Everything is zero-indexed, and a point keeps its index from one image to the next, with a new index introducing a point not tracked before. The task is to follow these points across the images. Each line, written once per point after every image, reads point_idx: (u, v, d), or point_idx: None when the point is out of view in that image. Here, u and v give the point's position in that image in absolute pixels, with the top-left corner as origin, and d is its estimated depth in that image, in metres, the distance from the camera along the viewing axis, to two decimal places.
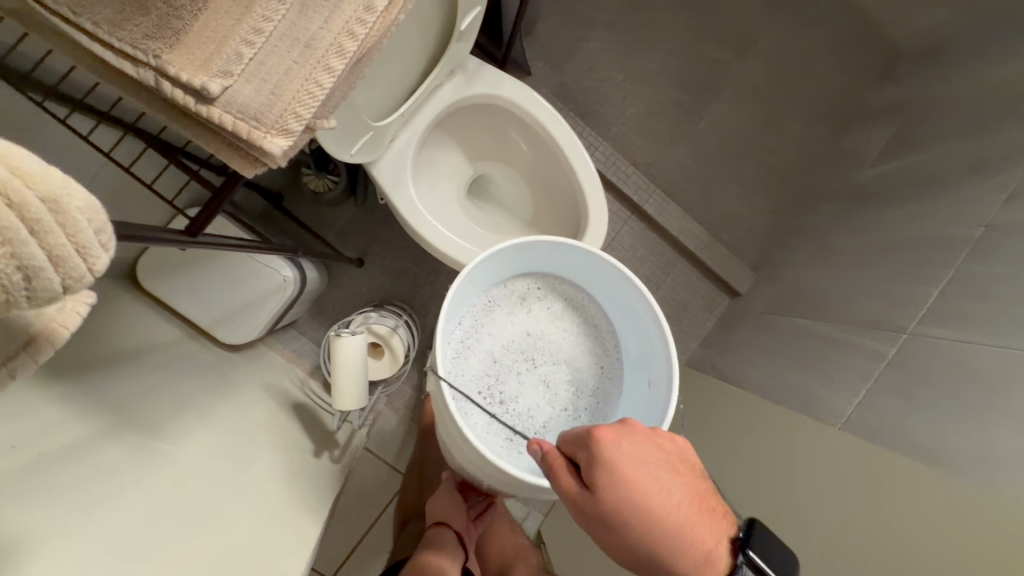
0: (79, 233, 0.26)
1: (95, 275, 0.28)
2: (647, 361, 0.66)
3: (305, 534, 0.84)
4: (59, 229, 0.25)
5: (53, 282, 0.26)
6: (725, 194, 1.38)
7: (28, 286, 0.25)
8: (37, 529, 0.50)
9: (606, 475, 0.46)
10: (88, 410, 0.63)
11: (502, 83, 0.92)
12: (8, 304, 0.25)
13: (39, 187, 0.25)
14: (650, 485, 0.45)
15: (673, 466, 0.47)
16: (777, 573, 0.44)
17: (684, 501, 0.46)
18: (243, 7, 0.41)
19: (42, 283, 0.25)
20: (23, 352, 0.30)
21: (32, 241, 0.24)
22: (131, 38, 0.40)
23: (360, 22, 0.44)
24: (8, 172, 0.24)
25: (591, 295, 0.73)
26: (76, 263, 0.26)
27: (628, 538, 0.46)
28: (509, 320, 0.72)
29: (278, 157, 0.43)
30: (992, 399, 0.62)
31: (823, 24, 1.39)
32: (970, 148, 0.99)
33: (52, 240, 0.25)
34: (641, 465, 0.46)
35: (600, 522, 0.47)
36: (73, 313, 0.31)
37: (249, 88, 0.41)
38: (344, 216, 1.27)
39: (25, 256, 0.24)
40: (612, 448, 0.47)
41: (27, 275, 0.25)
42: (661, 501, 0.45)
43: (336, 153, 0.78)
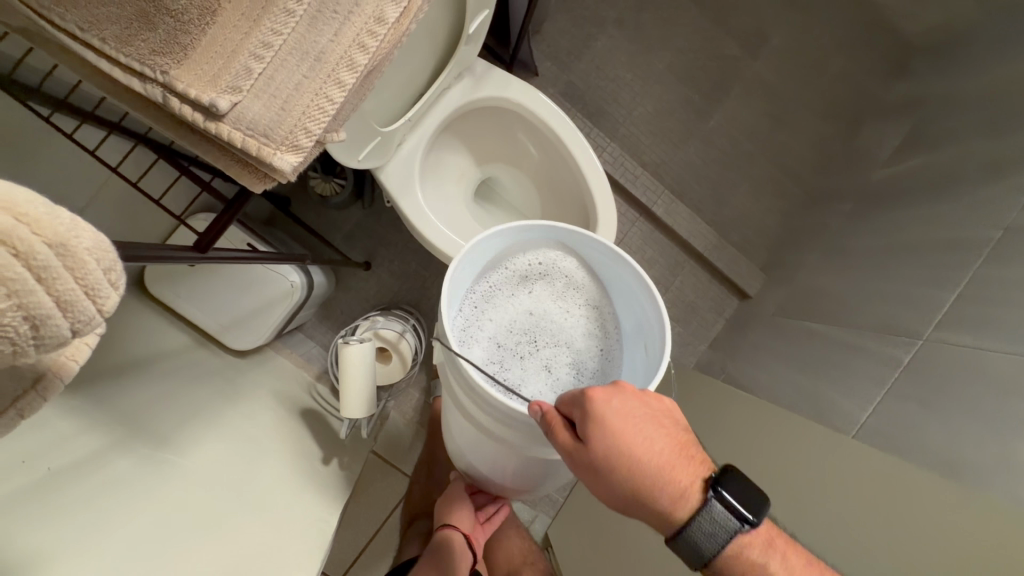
0: (87, 275, 0.25)
1: (106, 315, 0.27)
2: (655, 330, 0.57)
3: (314, 542, 0.84)
4: (67, 272, 0.24)
5: (62, 327, 0.25)
6: (734, 195, 1.37)
7: (35, 334, 0.24)
8: (48, 546, 0.50)
9: (595, 425, 0.46)
10: (98, 421, 0.63)
11: (510, 85, 0.91)
12: (15, 353, 0.24)
13: (46, 234, 0.23)
14: (636, 434, 0.46)
15: (658, 415, 0.48)
16: (745, 507, 0.46)
17: (665, 447, 0.47)
18: (252, 20, 0.40)
19: (49, 330, 0.24)
20: (32, 390, 0.29)
21: (38, 289, 0.23)
22: (139, 54, 0.39)
23: (371, 34, 0.44)
24: (12, 219, 0.22)
25: (595, 271, 0.64)
26: (85, 305, 0.25)
27: (612, 484, 0.46)
28: (508, 299, 0.63)
29: (288, 173, 0.43)
30: (1012, 408, 0.60)
31: (836, 20, 1.36)
32: (987, 148, 0.96)
33: (60, 286, 0.24)
34: (630, 417, 0.46)
35: (587, 470, 0.47)
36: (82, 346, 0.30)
37: (259, 104, 0.41)
38: (351, 219, 1.26)
39: (32, 305, 0.23)
40: (603, 401, 0.46)
41: (34, 324, 0.23)
42: (644, 449, 0.46)
43: (344, 160, 0.77)
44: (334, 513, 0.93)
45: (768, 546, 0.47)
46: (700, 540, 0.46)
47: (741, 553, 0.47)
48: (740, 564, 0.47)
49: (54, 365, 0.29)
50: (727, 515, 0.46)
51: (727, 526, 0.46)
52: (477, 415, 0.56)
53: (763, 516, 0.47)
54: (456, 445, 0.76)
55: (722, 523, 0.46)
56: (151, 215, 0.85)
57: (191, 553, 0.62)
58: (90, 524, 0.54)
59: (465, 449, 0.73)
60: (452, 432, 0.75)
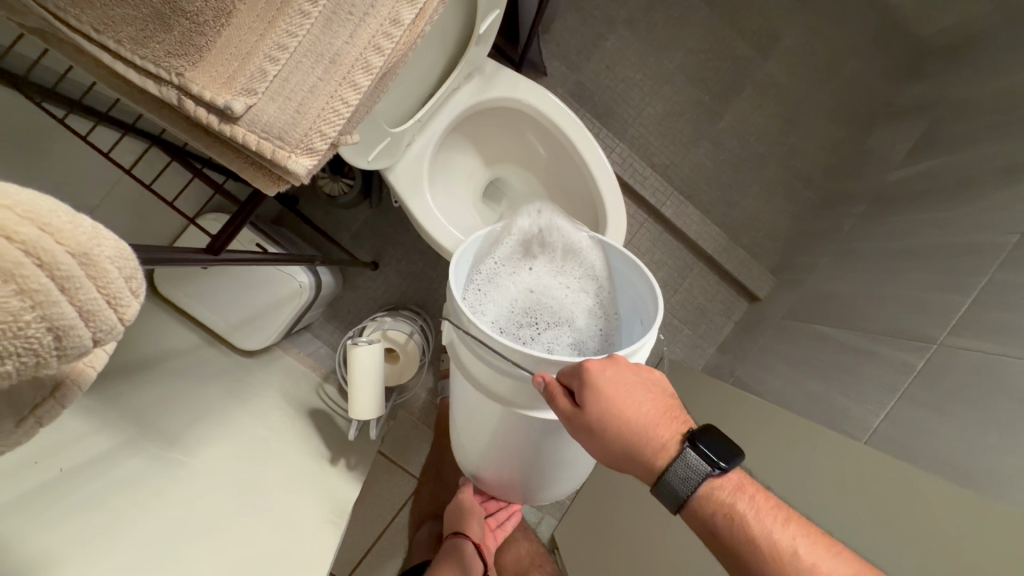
0: (109, 284, 0.24)
1: (125, 323, 0.26)
2: (649, 303, 0.57)
3: (323, 542, 0.84)
4: (90, 282, 0.24)
5: (84, 337, 0.24)
6: (745, 197, 1.36)
7: (58, 344, 0.23)
8: (64, 549, 0.50)
9: (586, 387, 0.45)
10: (109, 421, 0.63)
11: (518, 86, 0.90)
12: (38, 364, 0.23)
13: (69, 244, 0.23)
14: (623, 393, 0.45)
15: (644, 378, 0.48)
16: (709, 450, 0.43)
17: (650, 406, 0.46)
18: (268, 21, 0.40)
19: (72, 341, 0.24)
20: (51, 399, 0.28)
21: (63, 300, 0.22)
22: (154, 56, 0.39)
23: (386, 36, 0.43)
24: (36, 231, 0.22)
25: (586, 242, 0.63)
26: (107, 315, 0.25)
27: (600, 439, 0.46)
28: (506, 281, 0.62)
29: (303, 176, 0.44)
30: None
31: (851, 18, 1.33)
32: (1004, 150, 0.95)
33: (83, 296, 0.23)
34: (619, 379, 0.46)
35: (576, 427, 0.47)
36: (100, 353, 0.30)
37: (274, 107, 0.41)
38: (358, 219, 1.26)
39: (56, 316, 0.22)
40: (594, 368, 0.46)
41: (57, 334, 0.23)
42: (630, 408, 0.46)
43: (354, 161, 0.78)
44: (344, 515, 0.93)
45: (739, 490, 0.44)
46: (674, 488, 0.44)
47: (711, 496, 0.44)
48: (711, 508, 0.44)
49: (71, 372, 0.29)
50: (697, 458, 0.44)
51: (697, 470, 0.44)
52: (494, 387, 0.54)
53: (732, 463, 0.44)
54: (469, 454, 0.74)
55: (691, 466, 0.44)
56: (161, 215, 0.86)
57: (202, 555, 0.63)
58: (102, 525, 0.54)
59: (480, 457, 0.71)
60: (464, 441, 0.72)
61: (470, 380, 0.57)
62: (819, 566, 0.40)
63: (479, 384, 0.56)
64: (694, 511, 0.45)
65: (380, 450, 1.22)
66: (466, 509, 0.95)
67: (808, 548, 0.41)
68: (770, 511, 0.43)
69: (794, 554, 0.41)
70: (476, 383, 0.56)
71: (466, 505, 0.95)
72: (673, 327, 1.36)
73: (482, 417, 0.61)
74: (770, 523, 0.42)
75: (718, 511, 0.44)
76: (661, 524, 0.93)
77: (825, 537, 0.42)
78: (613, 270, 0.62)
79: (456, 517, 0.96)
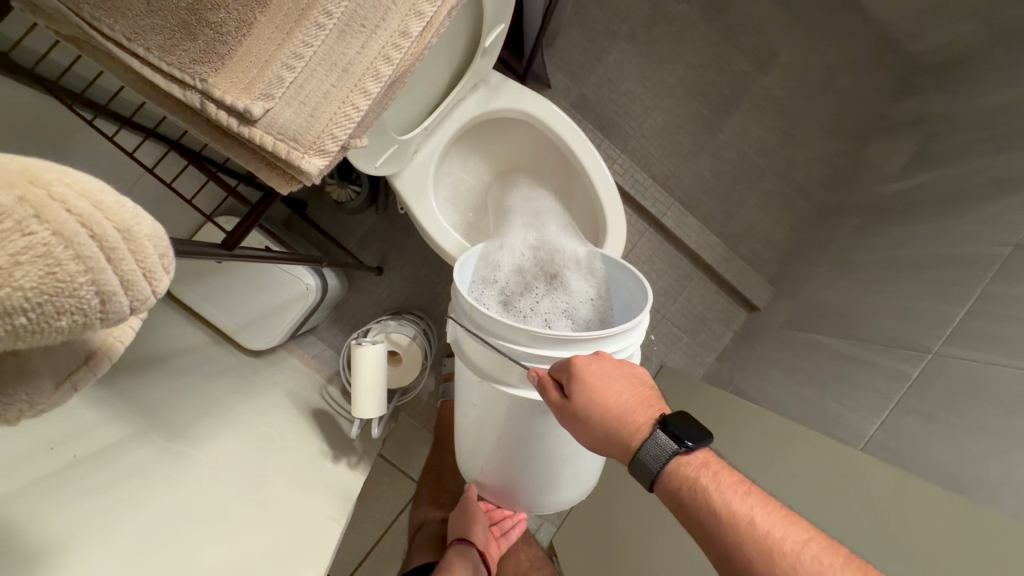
0: (146, 258, 0.26)
1: (156, 297, 0.28)
2: (637, 285, 0.62)
3: (327, 536, 0.86)
4: (130, 256, 0.25)
5: (124, 305, 0.26)
6: (746, 208, 1.38)
7: (102, 310, 0.25)
8: (73, 533, 0.51)
9: (570, 376, 0.49)
10: (119, 413, 0.65)
11: (522, 96, 0.93)
12: (85, 327, 0.25)
13: (115, 219, 0.24)
14: (604, 381, 0.48)
15: (625, 370, 0.50)
16: (676, 427, 0.45)
17: (629, 393, 0.49)
18: (285, 32, 0.42)
19: (114, 307, 0.25)
20: (84, 367, 0.30)
21: (109, 268, 0.24)
22: (180, 63, 0.41)
23: (395, 47, 0.46)
24: (91, 206, 0.24)
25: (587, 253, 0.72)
26: (143, 286, 0.26)
27: (585, 426, 0.49)
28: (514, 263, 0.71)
29: (315, 176, 0.46)
30: (1017, 425, 0.59)
31: (847, 36, 1.36)
32: (995, 164, 0.97)
33: (125, 267, 0.25)
34: (604, 372, 0.49)
35: (565, 417, 0.50)
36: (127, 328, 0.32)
37: (289, 111, 0.43)
38: (365, 224, 1.29)
39: (103, 282, 0.24)
40: (583, 362, 0.49)
41: (102, 299, 0.24)
42: (610, 394, 0.48)
43: (361, 165, 0.81)
44: (346, 513, 0.94)
45: (704, 466, 0.45)
46: (644, 465, 0.46)
47: (678, 472, 0.45)
48: (677, 483, 0.44)
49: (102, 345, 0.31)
50: (664, 435, 0.45)
51: (664, 446, 0.45)
52: (503, 376, 0.57)
53: (698, 440, 0.45)
54: (473, 457, 0.74)
55: (658, 441, 0.45)
56: (174, 217, 0.88)
57: (206, 550, 0.64)
58: (111, 511, 0.56)
59: (485, 460, 0.71)
60: (469, 444, 0.73)
61: (479, 373, 0.59)
62: (776, 533, 0.40)
63: (488, 376, 0.58)
64: (665, 490, 0.45)
65: (381, 453, 1.24)
66: (469, 517, 0.97)
67: (765, 517, 0.40)
68: (732, 484, 0.43)
69: (751, 523, 0.40)
70: (485, 377, 0.58)
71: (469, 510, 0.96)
72: (672, 335, 1.38)
73: (490, 411, 0.62)
74: (729, 494, 0.42)
75: (683, 486, 0.44)
76: (662, 531, 0.94)
77: (786, 510, 0.41)
78: (608, 268, 0.68)
79: (460, 525, 0.97)
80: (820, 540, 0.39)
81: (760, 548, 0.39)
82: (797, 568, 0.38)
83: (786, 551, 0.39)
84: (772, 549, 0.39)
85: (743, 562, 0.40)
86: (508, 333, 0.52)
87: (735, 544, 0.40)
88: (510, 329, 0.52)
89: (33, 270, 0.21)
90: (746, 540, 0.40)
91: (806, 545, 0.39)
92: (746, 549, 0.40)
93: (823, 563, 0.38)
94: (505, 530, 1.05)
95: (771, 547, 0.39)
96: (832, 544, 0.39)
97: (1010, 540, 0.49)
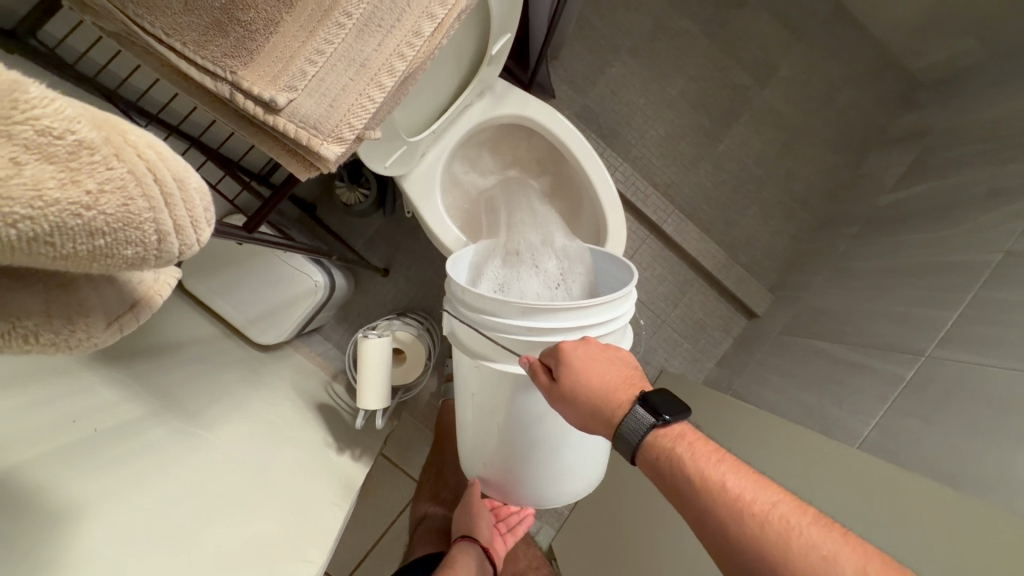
0: (194, 206, 0.26)
1: (200, 246, 0.28)
2: (623, 267, 0.72)
3: (331, 521, 0.89)
4: (182, 202, 0.25)
5: (175, 248, 0.26)
6: (745, 217, 1.41)
7: (158, 249, 0.25)
8: (97, 499, 0.54)
9: (557, 360, 0.52)
10: (137, 394, 0.68)
11: (528, 103, 0.97)
12: (142, 262, 0.25)
13: (173, 167, 0.25)
14: (587, 363, 0.52)
15: (609, 353, 0.53)
16: (653, 403, 0.48)
17: (613, 373, 0.51)
18: (309, 30, 0.46)
19: (168, 248, 0.25)
20: (130, 312, 0.30)
21: (166, 211, 0.24)
22: (212, 57, 0.45)
23: (409, 45, 0.50)
24: (156, 155, 0.24)
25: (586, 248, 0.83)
26: (190, 233, 0.26)
27: (572, 406, 0.51)
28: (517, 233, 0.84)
29: (333, 161, 0.50)
30: (1012, 424, 0.61)
31: (847, 51, 1.40)
32: (989, 176, 1.00)
33: (178, 213, 0.25)
34: (589, 355, 0.52)
35: (553, 399, 0.52)
36: (165, 284, 0.33)
37: (311, 101, 0.47)
38: (372, 226, 1.32)
39: (162, 223, 0.24)
40: (569, 346, 0.52)
41: (159, 239, 0.25)
42: (594, 374, 0.51)
43: (372, 164, 0.84)
44: (348, 502, 0.96)
45: (680, 437, 0.47)
46: (624, 438, 0.49)
47: (656, 443, 0.47)
48: (655, 454, 0.47)
49: (145, 294, 0.31)
50: (643, 409, 0.48)
51: (642, 420, 0.48)
52: (496, 355, 0.59)
53: (672, 411, 0.47)
54: (475, 451, 0.73)
55: (637, 416, 0.48)
56: None
57: (216, 530, 0.66)
58: (131, 481, 0.58)
59: (491, 446, 0.69)
60: (465, 437, 0.73)
61: (476, 356, 0.61)
62: (746, 496, 0.42)
63: (484, 357, 0.60)
64: (646, 462, 0.48)
65: (383, 451, 1.26)
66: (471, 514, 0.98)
67: (736, 481, 0.43)
68: (706, 453, 0.45)
69: (723, 487, 0.43)
70: (478, 357, 0.61)
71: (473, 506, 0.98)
72: (673, 341, 1.40)
73: (490, 396, 0.64)
74: (703, 461, 0.45)
75: (661, 456, 0.47)
76: (660, 529, 0.96)
77: (757, 475, 0.44)
78: (596, 257, 0.80)
79: (463, 522, 0.98)
80: (788, 501, 0.42)
81: (730, 509, 0.42)
82: (765, 527, 0.40)
83: (755, 511, 0.41)
84: (742, 509, 0.41)
85: (716, 523, 0.42)
86: (501, 308, 0.55)
87: (707, 506, 0.43)
88: (503, 304, 0.54)
89: (113, 200, 0.22)
90: (717, 502, 0.42)
91: (777, 505, 0.41)
92: (718, 511, 0.42)
93: (790, 522, 0.40)
94: (507, 526, 1.06)
95: (741, 508, 0.41)
96: (800, 504, 0.41)
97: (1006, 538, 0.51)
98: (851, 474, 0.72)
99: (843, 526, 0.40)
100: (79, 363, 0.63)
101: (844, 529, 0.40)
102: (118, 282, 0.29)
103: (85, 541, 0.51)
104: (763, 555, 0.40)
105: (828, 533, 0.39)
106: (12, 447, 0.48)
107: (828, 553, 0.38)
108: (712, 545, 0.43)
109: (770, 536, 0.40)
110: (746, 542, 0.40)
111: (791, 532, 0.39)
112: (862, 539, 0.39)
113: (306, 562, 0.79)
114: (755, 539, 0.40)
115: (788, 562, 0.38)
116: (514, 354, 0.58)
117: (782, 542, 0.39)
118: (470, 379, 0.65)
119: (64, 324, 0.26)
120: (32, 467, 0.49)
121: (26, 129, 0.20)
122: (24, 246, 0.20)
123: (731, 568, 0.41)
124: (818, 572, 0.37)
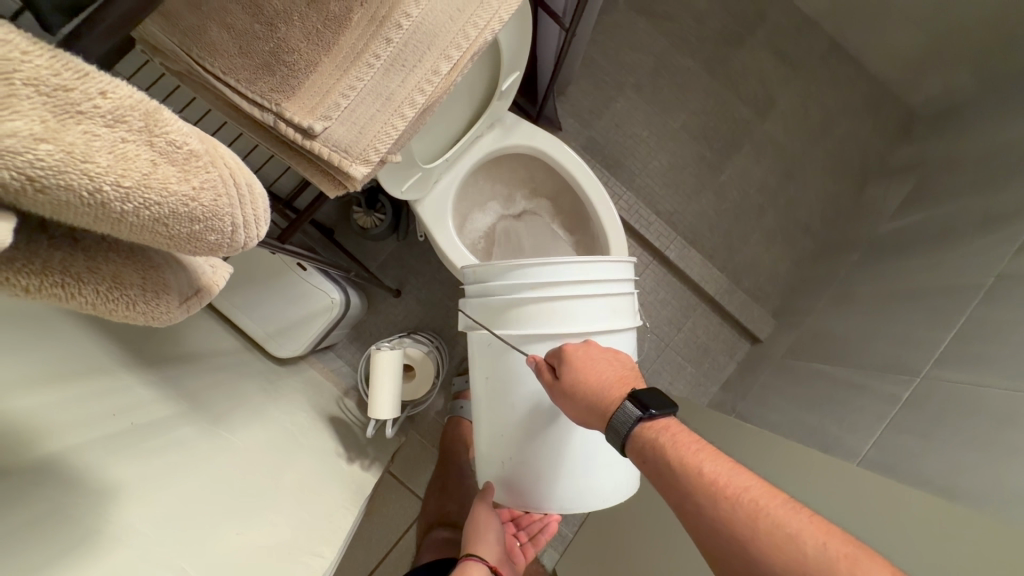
0: (258, 206, 0.33)
1: (253, 243, 0.36)
2: None
3: (339, 527, 0.93)
4: (250, 203, 0.32)
5: (241, 239, 0.33)
6: (747, 244, 1.46)
7: (232, 238, 0.32)
8: (137, 484, 0.58)
9: (560, 359, 0.59)
10: (168, 396, 0.73)
11: (535, 134, 1.03)
12: (217, 250, 0.32)
13: (246, 175, 0.32)
14: (586, 362, 0.58)
15: (608, 354, 0.59)
16: (643, 399, 0.52)
17: (609, 371, 0.56)
18: (343, 70, 0.53)
19: (236, 240, 0.33)
20: (193, 297, 0.37)
21: (239, 208, 0.31)
22: (261, 91, 0.53)
23: (428, 82, 0.59)
24: (237, 164, 0.31)
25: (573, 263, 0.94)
26: (253, 229, 0.34)
27: (570, 400, 0.57)
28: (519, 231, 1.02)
29: (358, 180, 0.59)
30: (1003, 437, 0.64)
31: (843, 88, 1.48)
32: (980, 204, 1.05)
33: (248, 210, 0.32)
34: (589, 356, 0.58)
35: (555, 393, 0.58)
36: (219, 277, 0.40)
37: (342, 129, 0.55)
38: (386, 249, 1.38)
39: (237, 216, 0.31)
40: (572, 347, 0.59)
41: (234, 230, 0.32)
42: (592, 373, 0.57)
43: (389, 189, 0.91)
44: (355, 514, 1.02)
45: (665, 429, 0.51)
46: (614, 429, 0.53)
47: (643, 433, 0.51)
48: (641, 443, 0.51)
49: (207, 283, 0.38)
50: (631, 404, 0.52)
51: (629, 413, 0.52)
52: (499, 323, 0.65)
53: (657, 406, 0.51)
54: (491, 462, 0.73)
55: (625, 410, 0.52)
56: None
57: (240, 528, 0.70)
58: (164, 473, 0.62)
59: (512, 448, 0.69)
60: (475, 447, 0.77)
61: (484, 333, 0.67)
62: (720, 480, 0.45)
63: (492, 330, 0.66)
64: (634, 451, 0.52)
65: (389, 468, 1.28)
66: (479, 528, 0.95)
67: (712, 466, 0.46)
68: (687, 442, 0.49)
69: (699, 472, 0.46)
70: (481, 330, 0.68)
71: (482, 522, 0.94)
72: (676, 364, 1.43)
73: (503, 397, 0.68)
74: (682, 449, 0.48)
75: (646, 446, 0.51)
76: (662, 547, 0.98)
77: (732, 461, 0.47)
78: None
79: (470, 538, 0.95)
80: (761, 486, 0.45)
81: (706, 492, 0.45)
82: (736, 507, 0.43)
83: (728, 494, 0.44)
84: (716, 492, 0.45)
85: (694, 506, 0.45)
86: (507, 274, 0.64)
87: (686, 490, 0.46)
88: (509, 270, 0.64)
89: (209, 195, 0.28)
90: (694, 486, 0.46)
91: (748, 489, 0.45)
92: (695, 495, 0.45)
93: (760, 503, 0.43)
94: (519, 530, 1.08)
95: (715, 491, 0.45)
96: (771, 488, 0.44)
97: (999, 544, 0.54)
98: (845, 486, 0.74)
99: (813, 510, 0.42)
100: (115, 363, 0.68)
101: (812, 512, 0.42)
102: (189, 270, 0.36)
103: (127, 525, 0.55)
104: (734, 533, 0.43)
105: (795, 514, 0.42)
106: (62, 433, 0.53)
107: (794, 532, 0.41)
108: (691, 525, 0.46)
109: (741, 516, 0.43)
110: (718, 521, 0.44)
111: (760, 513, 0.43)
112: (829, 521, 0.41)
113: (318, 557, 0.84)
114: (727, 518, 0.43)
115: (757, 539, 0.42)
116: (518, 317, 0.64)
117: (752, 522, 0.42)
118: (479, 384, 0.71)
119: (158, 299, 0.32)
120: (81, 453, 0.54)
121: (163, 140, 0.26)
122: (150, 227, 0.26)
123: (707, 546, 0.45)
124: (783, 547, 0.41)
